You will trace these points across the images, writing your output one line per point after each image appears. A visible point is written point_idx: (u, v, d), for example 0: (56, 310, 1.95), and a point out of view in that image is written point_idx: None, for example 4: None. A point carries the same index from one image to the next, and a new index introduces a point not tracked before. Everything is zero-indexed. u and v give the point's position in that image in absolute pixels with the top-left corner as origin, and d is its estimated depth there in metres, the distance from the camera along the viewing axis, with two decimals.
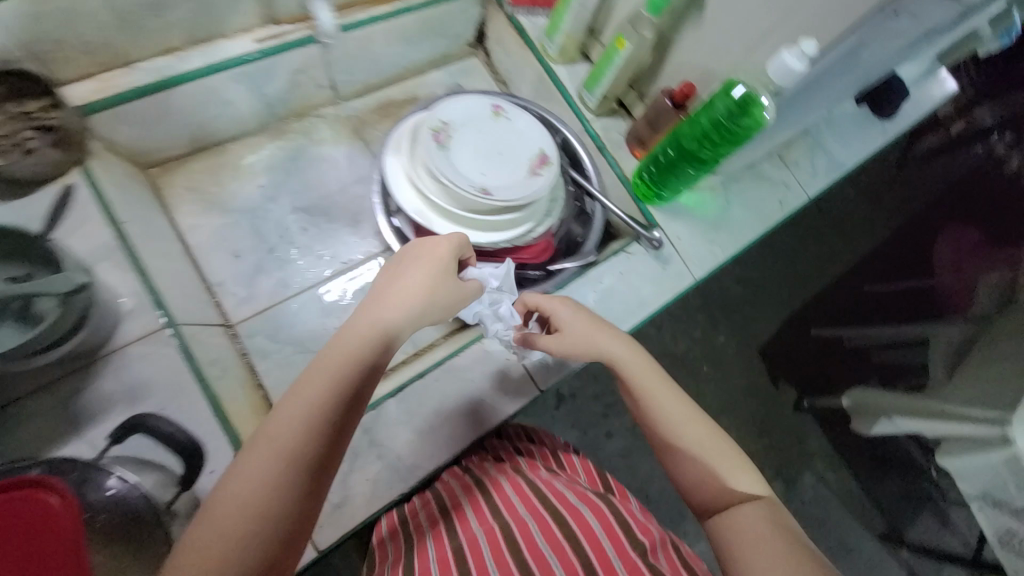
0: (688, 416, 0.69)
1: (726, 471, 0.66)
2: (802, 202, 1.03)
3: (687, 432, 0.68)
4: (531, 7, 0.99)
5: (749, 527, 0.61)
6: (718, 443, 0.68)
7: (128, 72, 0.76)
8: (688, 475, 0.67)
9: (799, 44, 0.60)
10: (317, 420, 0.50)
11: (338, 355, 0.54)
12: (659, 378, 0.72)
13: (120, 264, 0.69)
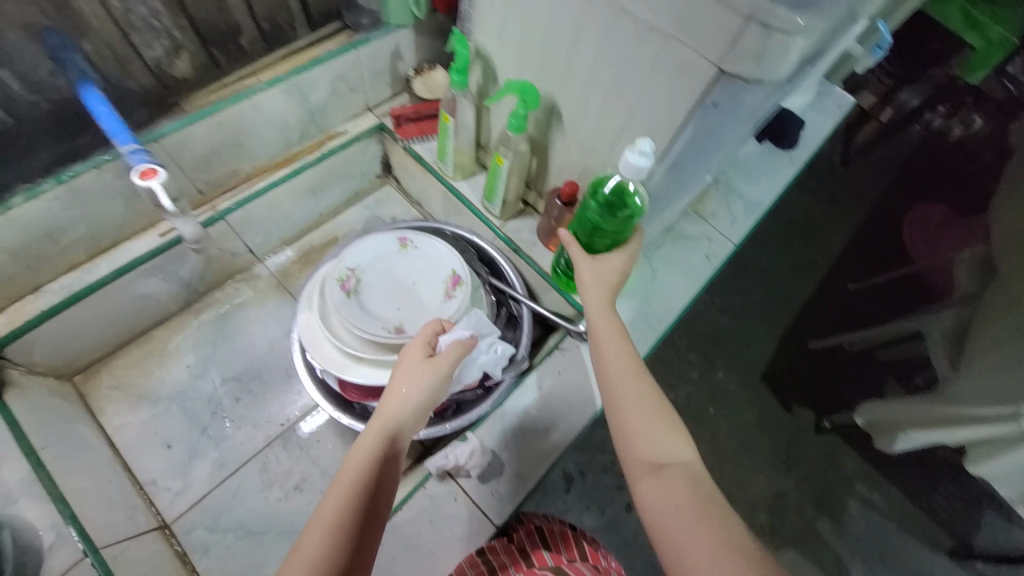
0: (624, 368, 0.63)
1: (656, 428, 0.58)
2: (729, 250, 1.03)
3: (623, 386, 0.61)
4: (421, 136, 1.02)
5: (669, 489, 0.53)
6: (654, 406, 0.60)
7: (37, 297, 0.77)
8: (622, 433, 0.60)
9: (636, 144, 0.61)
10: (339, 545, 0.50)
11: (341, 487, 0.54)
12: (615, 334, 0.66)
13: (35, 499, 0.65)
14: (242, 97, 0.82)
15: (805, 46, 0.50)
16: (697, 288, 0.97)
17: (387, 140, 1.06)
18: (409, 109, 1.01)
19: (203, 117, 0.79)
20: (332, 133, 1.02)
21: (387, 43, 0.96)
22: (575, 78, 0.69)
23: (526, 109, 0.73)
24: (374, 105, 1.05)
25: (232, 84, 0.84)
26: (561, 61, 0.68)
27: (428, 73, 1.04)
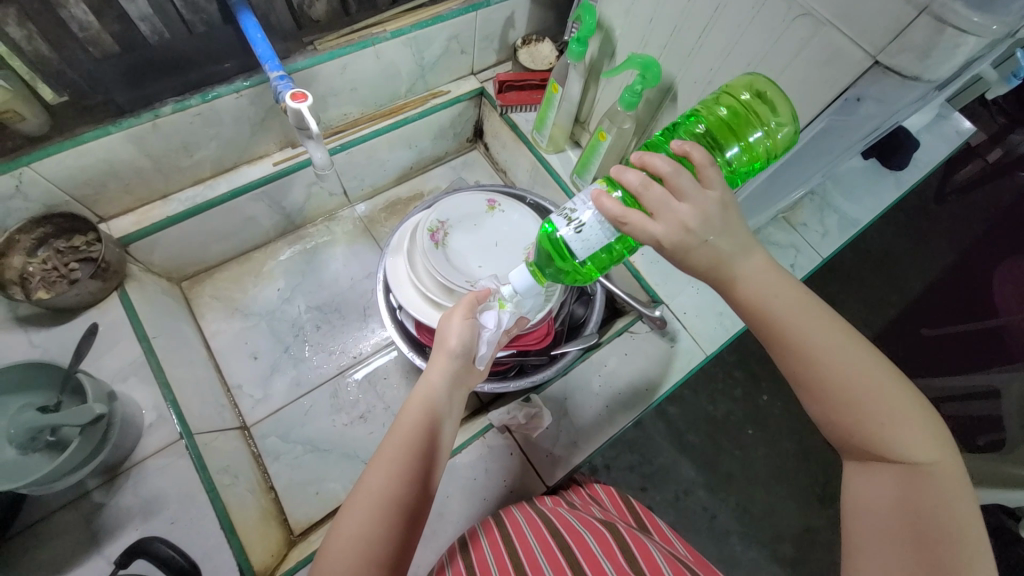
0: (831, 342, 0.48)
1: (883, 410, 0.47)
2: (815, 264, 1.00)
3: (831, 369, 0.48)
4: (520, 106, 1.03)
5: (904, 474, 0.46)
6: (873, 380, 0.47)
7: (165, 203, 0.85)
8: (832, 418, 0.49)
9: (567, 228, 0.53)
10: (406, 478, 0.51)
11: (393, 449, 0.52)
12: (804, 309, 0.49)
13: (145, 378, 0.73)
14: (367, 44, 0.86)
15: (974, 49, 0.48)
16: None
17: (485, 105, 1.10)
18: (514, 77, 1.03)
19: (332, 57, 0.84)
20: (435, 91, 1.05)
21: (504, 10, 0.98)
22: (702, 60, 0.68)
23: (644, 84, 0.73)
24: (478, 70, 1.09)
25: (361, 30, 0.87)
26: (691, 41, 0.68)
27: (535, 43, 1.05)
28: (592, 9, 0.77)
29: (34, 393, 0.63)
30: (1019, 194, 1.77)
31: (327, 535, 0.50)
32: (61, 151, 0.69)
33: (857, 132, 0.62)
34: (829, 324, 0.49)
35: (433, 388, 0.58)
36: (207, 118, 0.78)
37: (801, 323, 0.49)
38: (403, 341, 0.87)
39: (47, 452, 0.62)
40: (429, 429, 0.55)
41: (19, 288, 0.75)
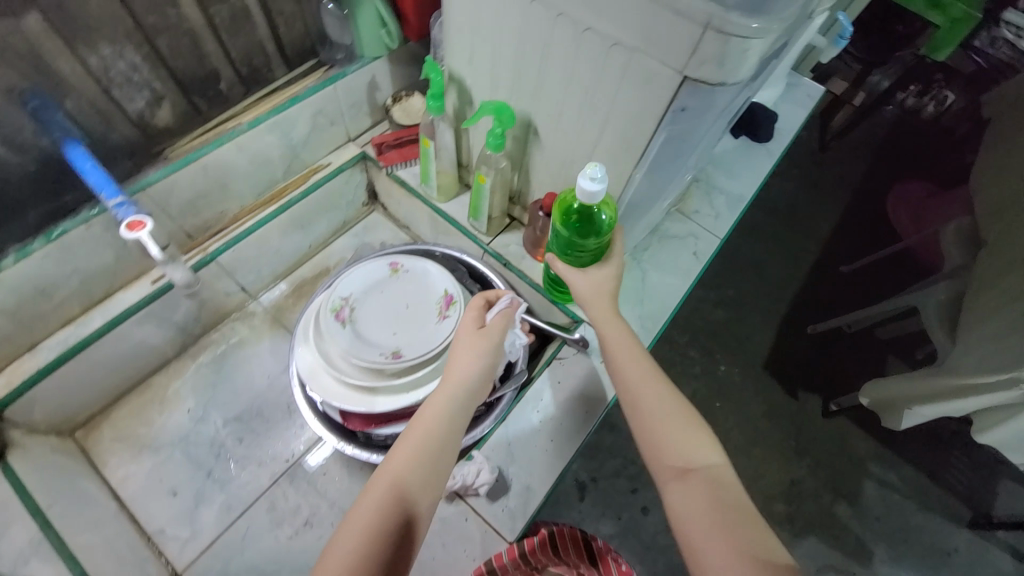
0: (641, 374, 0.63)
1: (683, 429, 0.58)
2: (715, 245, 1.04)
3: (642, 391, 0.61)
4: (404, 161, 1.04)
5: (706, 480, 0.54)
6: (668, 406, 0.60)
7: (33, 355, 0.77)
8: (651, 434, 0.58)
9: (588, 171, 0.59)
10: (375, 546, 0.48)
11: (393, 466, 0.54)
12: (621, 340, 0.66)
13: (48, 556, 0.64)
14: (223, 140, 0.84)
15: (764, 42, 0.52)
16: (687, 288, 0.98)
17: (371, 168, 1.08)
18: (391, 135, 1.03)
19: (187, 161, 0.80)
20: (315, 166, 1.03)
21: (363, 75, 0.99)
22: (547, 94, 0.71)
23: (502, 127, 0.75)
24: (355, 135, 1.08)
25: (216, 127, 0.86)
26: (532, 79, 0.71)
27: (405, 99, 1.07)
28: (437, 66, 0.79)
29: None
30: (886, 127, 1.95)
31: None
32: None
33: (697, 135, 0.66)
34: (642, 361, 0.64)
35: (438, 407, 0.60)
36: (60, 256, 0.72)
37: (621, 357, 0.65)
38: (331, 432, 0.84)
39: None
40: (433, 447, 0.56)
41: None
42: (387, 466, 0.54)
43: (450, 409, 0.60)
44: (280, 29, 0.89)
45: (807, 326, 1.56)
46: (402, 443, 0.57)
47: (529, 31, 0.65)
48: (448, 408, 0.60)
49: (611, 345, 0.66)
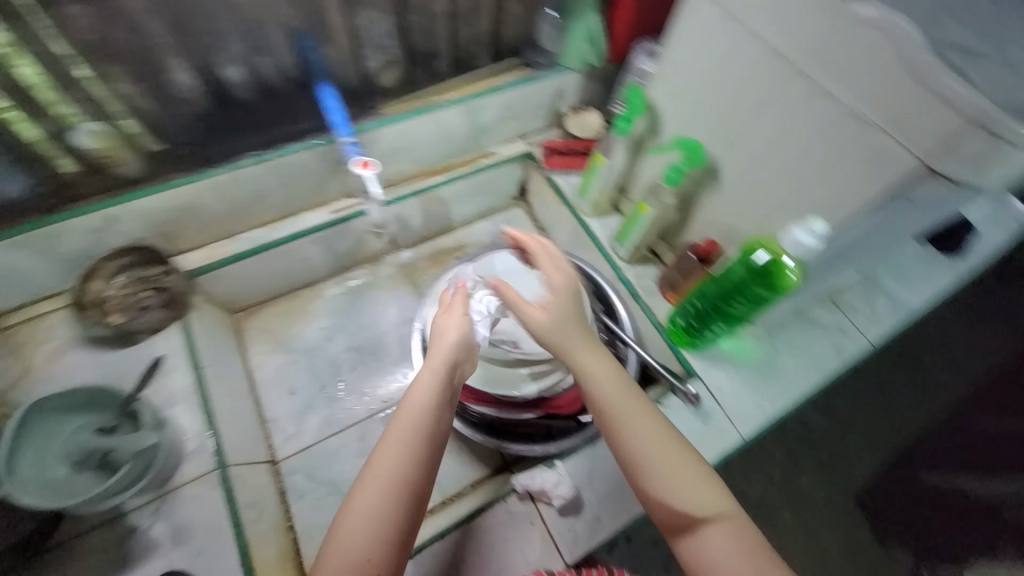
0: (617, 390, 0.65)
1: (682, 448, 0.63)
2: (863, 348, 0.95)
3: (608, 403, 0.64)
4: (565, 169, 1.09)
5: (685, 488, 0.60)
6: (681, 432, 0.64)
7: (232, 241, 0.93)
8: (620, 441, 0.63)
9: (809, 224, 0.62)
10: (403, 473, 0.58)
11: (399, 437, 0.59)
12: (614, 377, 0.66)
13: (194, 406, 0.78)
14: (428, 112, 0.94)
15: None
16: (815, 381, 0.91)
17: (531, 166, 1.14)
18: (561, 143, 1.09)
19: (394, 121, 0.92)
20: (485, 152, 1.11)
21: (554, 83, 1.04)
22: (746, 146, 0.70)
23: (685, 164, 0.77)
24: (528, 133, 1.14)
25: (425, 98, 0.96)
26: (738, 128, 0.70)
27: (583, 112, 1.10)
28: (639, 92, 0.83)
29: (94, 413, 0.66)
30: None
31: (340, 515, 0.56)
32: (153, 194, 0.78)
33: (918, 212, 0.63)
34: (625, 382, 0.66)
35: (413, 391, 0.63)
36: (280, 170, 0.86)
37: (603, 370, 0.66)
38: None
39: (96, 473, 0.63)
40: (428, 424, 0.61)
41: (96, 311, 0.80)
42: (398, 434, 0.60)
43: (426, 396, 0.62)
44: (501, 26, 0.96)
45: (921, 472, 1.25)
46: (401, 417, 0.62)
47: (758, 83, 0.65)
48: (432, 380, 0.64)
49: (581, 346, 0.68)
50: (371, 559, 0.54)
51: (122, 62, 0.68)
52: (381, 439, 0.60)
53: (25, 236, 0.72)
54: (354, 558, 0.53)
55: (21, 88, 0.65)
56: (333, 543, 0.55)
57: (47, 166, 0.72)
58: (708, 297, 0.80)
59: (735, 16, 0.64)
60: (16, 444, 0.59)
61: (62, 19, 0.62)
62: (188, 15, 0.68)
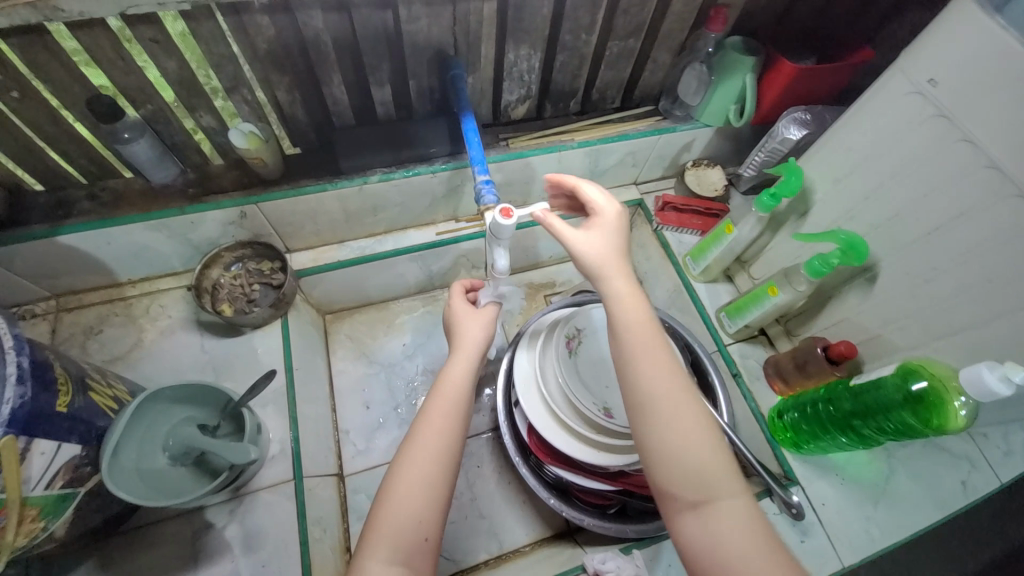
0: (669, 382, 0.53)
1: (717, 467, 0.50)
2: (996, 487, 0.81)
3: (658, 403, 0.52)
4: (678, 226, 1.03)
5: (732, 525, 0.48)
6: (705, 442, 0.51)
7: (339, 248, 0.94)
8: (651, 448, 0.52)
9: (1005, 369, 0.55)
10: (446, 451, 0.59)
11: (440, 412, 0.61)
12: (649, 358, 0.54)
13: (281, 409, 0.79)
14: (554, 150, 0.91)
15: None
16: (938, 519, 0.79)
17: (638, 216, 1.10)
18: (679, 199, 1.02)
19: (519, 156, 0.89)
20: None
21: (687, 136, 0.98)
22: (921, 252, 0.63)
23: (841, 260, 0.69)
24: (641, 181, 1.09)
25: (551, 135, 0.93)
26: (914, 233, 0.63)
27: (704, 167, 1.02)
28: (798, 170, 0.75)
29: (205, 408, 0.69)
30: None
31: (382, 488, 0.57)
32: (284, 197, 0.80)
33: None
34: (668, 370, 0.54)
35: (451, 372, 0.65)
36: (402, 189, 0.86)
37: (642, 360, 0.54)
38: (512, 441, 0.85)
39: (190, 469, 0.67)
40: (461, 402, 0.64)
41: (209, 297, 0.84)
42: (437, 411, 0.61)
43: (460, 374, 0.66)
44: (642, 74, 0.92)
45: None
46: (437, 397, 0.63)
47: (957, 190, 0.58)
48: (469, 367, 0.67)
49: (630, 329, 0.55)
50: (428, 539, 0.55)
51: (285, 72, 0.70)
52: (419, 415, 0.62)
53: (166, 221, 0.76)
54: (407, 535, 0.54)
55: (196, 87, 0.69)
56: (382, 520, 0.54)
57: (198, 158, 0.78)
58: (837, 412, 0.72)
59: (946, 114, 0.57)
60: (127, 430, 0.62)
61: (243, 27, 0.63)
62: (356, 36, 0.69)
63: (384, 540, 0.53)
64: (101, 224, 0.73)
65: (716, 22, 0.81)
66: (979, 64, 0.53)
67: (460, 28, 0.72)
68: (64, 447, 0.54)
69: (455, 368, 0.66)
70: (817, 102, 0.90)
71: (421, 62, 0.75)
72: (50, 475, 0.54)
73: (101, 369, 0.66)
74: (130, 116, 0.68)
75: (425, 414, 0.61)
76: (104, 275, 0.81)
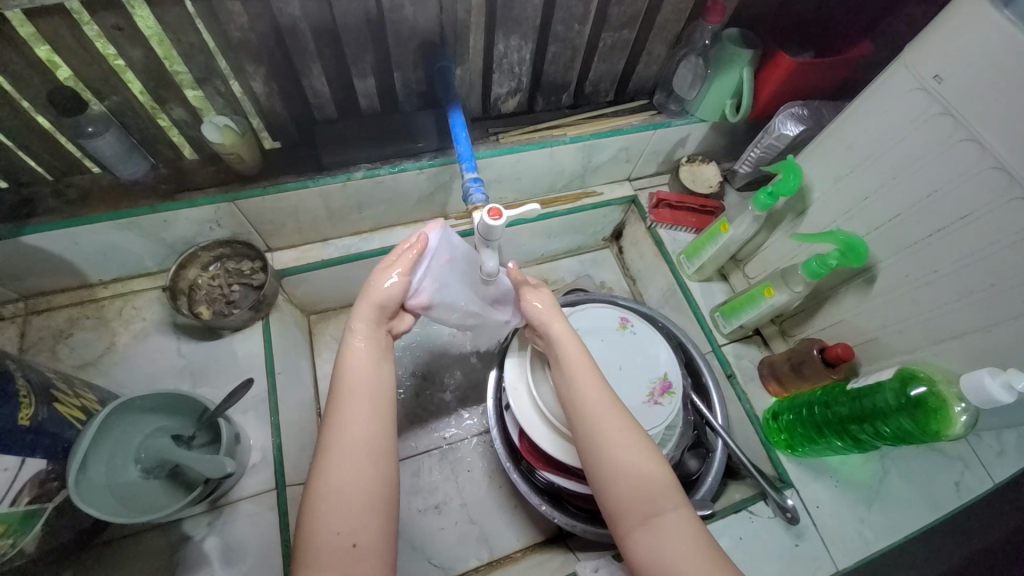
0: (601, 402, 0.61)
1: (662, 483, 0.57)
2: (987, 488, 0.79)
3: (603, 431, 0.60)
4: (672, 224, 1.00)
5: (678, 534, 0.54)
6: (647, 461, 0.58)
7: (323, 247, 0.91)
8: (602, 470, 0.59)
9: (1008, 376, 0.54)
10: (370, 446, 0.55)
11: (355, 401, 0.57)
12: (593, 386, 0.63)
13: (262, 416, 0.76)
14: (546, 145, 0.88)
15: None
16: (932, 521, 0.76)
17: (632, 213, 1.08)
18: (675, 196, 0.99)
19: (510, 152, 0.86)
20: (589, 190, 1.04)
21: (681, 131, 0.95)
22: (925, 253, 0.62)
23: (840, 261, 0.68)
24: (635, 176, 1.06)
25: (543, 130, 0.89)
26: (915, 236, 0.62)
27: (699, 164, 1.01)
28: (797, 169, 0.73)
29: (183, 420, 0.67)
30: None
31: (310, 495, 0.53)
32: (264, 195, 0.76)
33: None
34: (612, 404, 0.62)
35: (353, 348, 0.60)
36: (387, 186, 0.83)
37: (586, 393, 0.62)
38: (501, 447, 0.82)
39: (164, 482, 0.64)
40: (376, 388, 0.58)
41: (186, 299, 0.81)
42: (351, 405, 0.57)
43: (367, 352, 0.60)
44: (636, 66, 0.89)
45: None
46: (345, 391, 0.57)
47: (963, 193, 0.57)
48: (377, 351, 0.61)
49: (569, 366, 0.64)
50: (357, 545, 0.51)
51: (263, 63, 0.66)
52: (328, 415, 0.57)
53: (138, 219, 0.72)
54: (336, 539, 0.51)
55: (166, 78, 0.65)
56: (311, 530, 0.51)
57: (171, 152, 0.74)
58: (832, 415, 0.71)
59: (951, 112, 0.56)
60: (96, 443, 0.59)
61: (214, 13, 0.59)
62: (337, 25, 0.65)
63: (321, 545, 0.50)
64: (68, 224, 0.69)
65: (714, 12, 0.80)
66: (986, 62, 0.51)
67: (447, 17, 0.69)
68: (27, 462, 0.51)
69: (358, 346, 0.60)
70: (812, 99, 0.88)
71: (405, 52, 0.72)
72: (14, 492, 0.50)
73: (67, 378, 0.62)
74: (94, 108, 0.64)
75: (336, 417, 0.56)
76: (73, 276, 0.77)
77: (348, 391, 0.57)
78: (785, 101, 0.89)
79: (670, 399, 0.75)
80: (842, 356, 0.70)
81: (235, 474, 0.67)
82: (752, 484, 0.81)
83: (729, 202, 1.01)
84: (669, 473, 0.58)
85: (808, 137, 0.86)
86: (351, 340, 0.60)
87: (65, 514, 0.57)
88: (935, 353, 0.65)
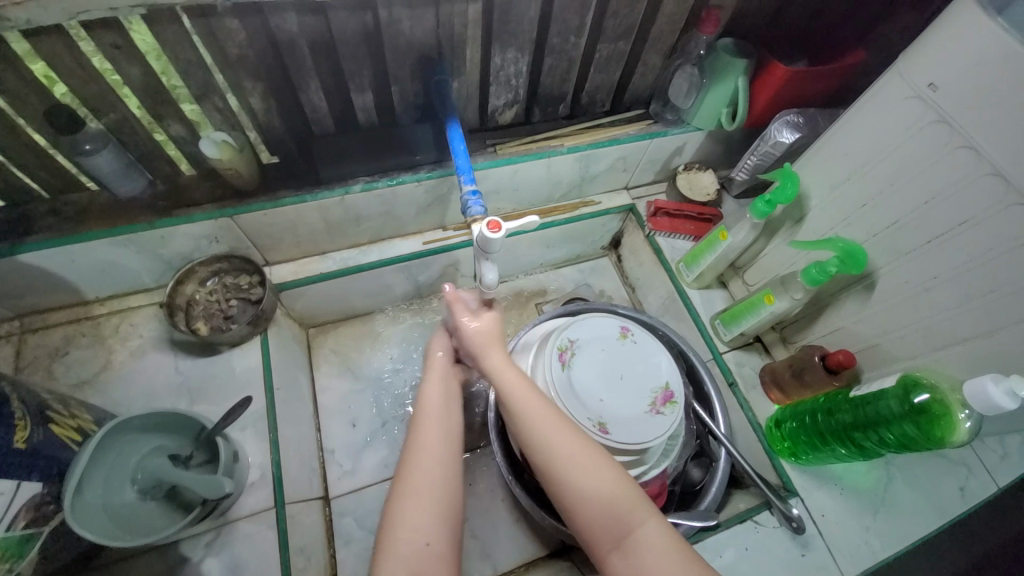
0: (548, 431, 0.59)
1: (622, 506, 0.56)
2: (991, 493, 0.78)
3: (554, 462, 0.58)
4: (671, 232, 1.00)
5: (652, 552, 0.54)
6: (603, 482, 0.56)
7: (321, 260, 0.90)
8: (565, 500, 0.58)
9: (1010, 382, 0.54)
10: (447, 461, 0.59)
11: (429, 421, 0.61)
12: (539, 408, 0.60)
13: (260, 433, 0.75)
14: (543, 155, 0.88)
15: None
16: (937, 528, 0.76)
17: (630, 221, 1.08)
18: (672, 205, 1.00)
19: (508, 163, 0.86)
20: (586, 199, 1.05)
21: (678, 140, 0.96)
22: (923, 260, 0.62)
23: (839, 268, 0.68)
24: (633, 185, 1.07)
25: (540, 141, 0.90)
26: (913, 243, 0.63)
27: (696, 172, 1.02)
28: (795, 177, 0.74)
29: (180, 439, 0.66)
30: None
31: (389, 502, 0.57)
32: (262, 209, 0.76)
33: None
34: (564, 424, 0.59)
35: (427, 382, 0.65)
36: (385, 198, 0.83)
37: (534, 424, 0.59)
38: (503, 459, 0.81)
39: (162, 503, 0.63)
40: (445, 411, 0.63)
41: (183, 314, 0.80)
42: (432, 424, 0.61)
43: (441, 383, 0.65)
44: (632, 76, 0.89)
45: None
46: (423, 411, 0.63)
47: (962, 199, 0.57)
48: (444, 381, 0.66)
49: (513, 394, 0.61)
50: (430, 544, 0.54)
51: (260, 78, 0.67)
52: (410, 436, 0.61)
53: (135, 236, 0.72)
54: (415, 537, 0.54)
55: (163, 94, 0.65)
56: (391, 529, 0.55)
57: (168, 168, 0.74)
58: (835, 423, 0.71)
59: (947, 119, 0.56)
60: (92, 465, 0.58)
61: (212, 30, 0.59)
62: (335, 40, 0.65)
63: (398, 544, 0.53)
64: (65, 242, 0.68)
65: (708, 23, 0.80)
66: (981, 69, 0.52)
67: (444, 31, 0.69)
68: (24, 485, 0.50)
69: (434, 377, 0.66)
70: (807, 107, 0.89)
71: (402, 66, 0.72)
72: (11, 517, 0.49)
73: (63, 397, 0.62)
74: (91, 126, 0.64)
75: (418, 435, 0.61)
76: (69, 294, 0.77)
77: (433, 416, 0.62)
78: (780, 109, 0.90)
79: (672, 408, 0.75)
80: (844, 362, 0.70)
81: (234, 493, 0.66)
82: (756, 493, 0.81)
83: (726, 209, 1.01)
84: (630, 483, 0.57)
85: (804, 144, 0.87)
86: (426, 376, 0.66)
87: (60, 537, 0.56)
88: (936, 359, 0.65)
